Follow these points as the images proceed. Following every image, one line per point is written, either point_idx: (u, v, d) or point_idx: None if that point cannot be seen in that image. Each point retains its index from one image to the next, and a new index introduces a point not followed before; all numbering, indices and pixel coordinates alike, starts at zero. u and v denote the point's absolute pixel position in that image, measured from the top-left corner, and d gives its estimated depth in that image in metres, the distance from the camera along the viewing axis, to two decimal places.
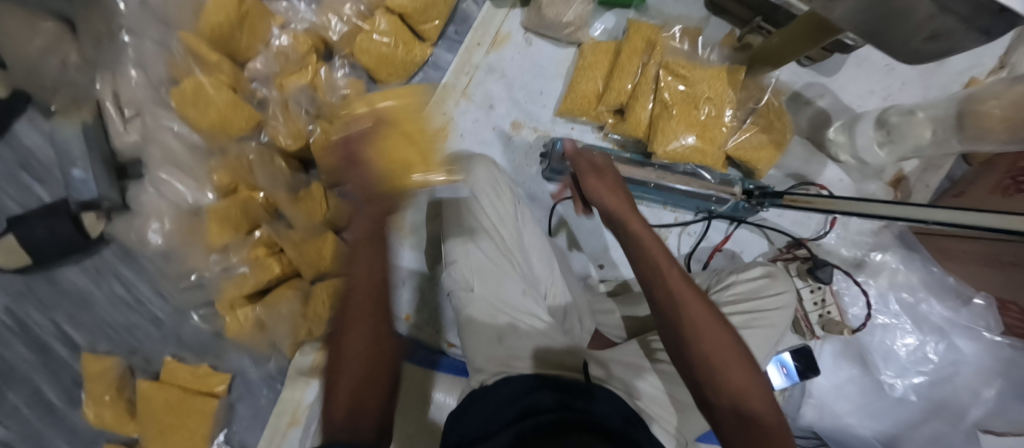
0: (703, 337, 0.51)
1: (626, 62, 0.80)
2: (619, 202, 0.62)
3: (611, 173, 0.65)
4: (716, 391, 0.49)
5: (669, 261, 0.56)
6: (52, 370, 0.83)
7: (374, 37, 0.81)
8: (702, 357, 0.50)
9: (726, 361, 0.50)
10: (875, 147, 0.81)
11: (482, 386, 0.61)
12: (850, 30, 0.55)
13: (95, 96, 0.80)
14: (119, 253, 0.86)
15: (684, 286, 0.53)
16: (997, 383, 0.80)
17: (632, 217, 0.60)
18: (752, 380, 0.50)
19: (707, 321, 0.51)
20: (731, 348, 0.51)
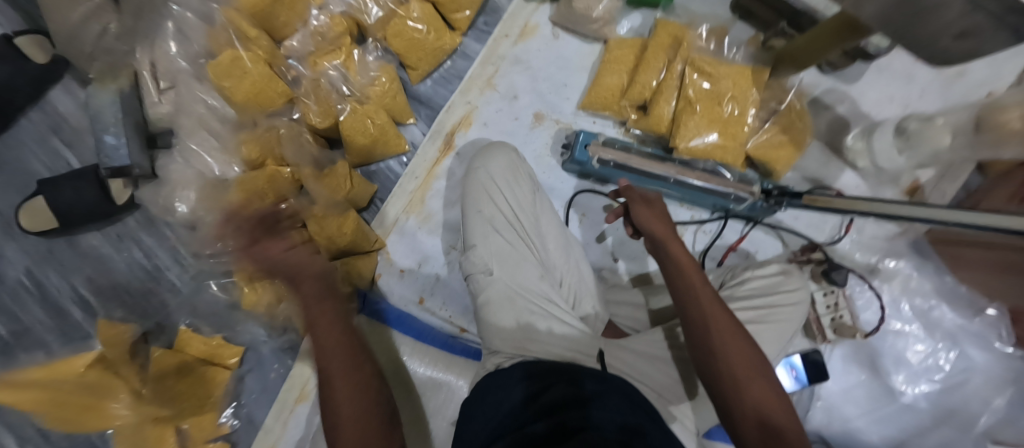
0: (732, 355, 0.54)
1: (652, 58, 0.82)
2: (662, 227, 0.64)
3: (660, 203, 0.67)
4: (741, 405, 0.53)
5: (704, 283, 0.60)
6: (64, 331, 0.84)
7: (408, 22, 0.83)
8: (730, 372, 0.54)
9: (750, 379, 0.54)
10: (894, 153, 0.82)
11: (490, 381, 0.66)
12: (877, 29, 0.57)
13: (132, 65, 0.83)
14: (141, 220, 0.89)
15: (717, 309, 0.57)
16: (1007, 392, 0.81)
17: (675, 244, 0.62)
18: (775, 397, 0.54)
19: (736, 338, 0.55)
20: (755, 366, 0.54)
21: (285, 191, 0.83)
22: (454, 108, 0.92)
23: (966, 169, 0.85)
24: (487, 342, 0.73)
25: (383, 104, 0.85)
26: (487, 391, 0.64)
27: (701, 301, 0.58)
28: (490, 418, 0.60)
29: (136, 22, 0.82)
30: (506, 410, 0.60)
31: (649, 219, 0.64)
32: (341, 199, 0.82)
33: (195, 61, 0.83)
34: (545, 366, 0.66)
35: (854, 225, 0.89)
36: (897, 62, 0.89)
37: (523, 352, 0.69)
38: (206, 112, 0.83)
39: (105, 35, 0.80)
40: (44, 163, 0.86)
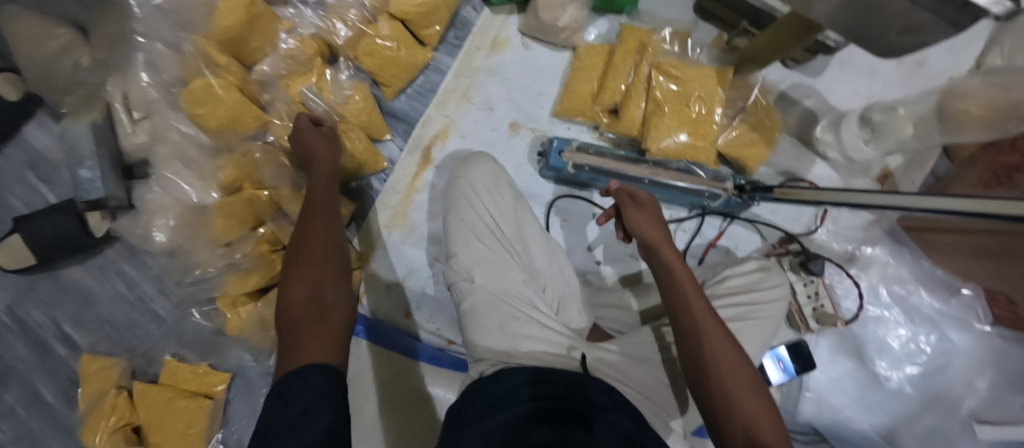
0: (723, 371, 0.52)
1: (620, 63, 0.83)
2: (655, 230, 0.61)
3: (652, 205, 0.63)
4: (731, 423, 0.50)
5: (698, 292, 0.56)
6: (50, 369, 0.84)
7: (377, 41, 0.84)
8: (721, 390, 0.51)
9: (745, 397, 0.51)
10: (862, 144, 0.84)
11: (479, 384, 0.67)
12: (830, 27, 0.59)
13: (104, 98, 0.83)
14: (124, 252, 0.89)
15: (713, 323, 0.54)
16: (988, 374, 0.80)
17: (669, 249, 0.59)
18: (771, 418, 0.50)
19: (729, 354, 0.52)
20: (749, 381, 0.52)
21: (266, 214, 0.85)
22: (431, 121, 0.93)
23: (933, 155, 0.87)
24: (473, 351, 0.73)
25: (359, 122, 0.85)
26: (483, 387, 0.65)
27: (695, 313, 0.55)
28: (485, 405, 0.62)
29: (109, 54, 0.82)
30: (498, 405, 0.61)
31: (641, 220, 0.62)
32: None
33: (168, 90, 0.83)
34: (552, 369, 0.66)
35: (829, 215, 0.91)
36: (860, 56, 0.91)
37: (508, 359, 0.70)
38: (182, 139, 0.83)
39: (78, 69, 0.82)
40: (22, 200, 0.86)
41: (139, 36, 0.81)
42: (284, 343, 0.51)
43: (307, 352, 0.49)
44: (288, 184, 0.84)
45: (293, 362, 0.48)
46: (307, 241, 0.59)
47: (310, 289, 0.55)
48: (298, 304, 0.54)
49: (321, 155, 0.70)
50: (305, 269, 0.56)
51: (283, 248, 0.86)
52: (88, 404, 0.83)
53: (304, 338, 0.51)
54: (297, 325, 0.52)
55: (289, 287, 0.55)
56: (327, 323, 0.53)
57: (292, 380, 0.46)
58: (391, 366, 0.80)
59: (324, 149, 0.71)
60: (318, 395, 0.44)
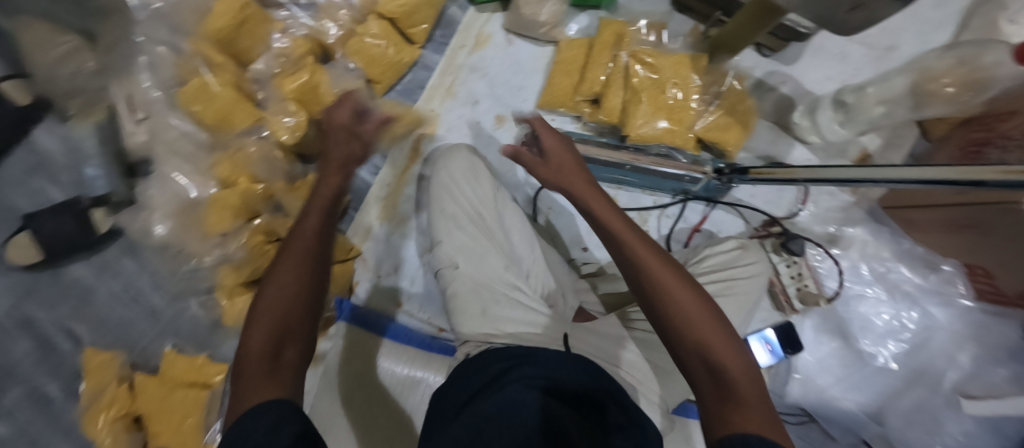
0: (670, 302, 0.49)
1: (599, 55, 0.87)
2: (574, 174, 0.58)
3: (553, 146, 0.60)
4: (685, 350, 0.47)
5: (622, 223, 0.54)
6: (52, 365, 0.84)
7: (366, 39, 0.88)
8: (669, 325, 0.48)
9: (697, 322, 0.48)
10: (836, 126, 0.87)
11: (473, 355, 0.69)
12: (802, 13, 0.61)
13: (106, 100, 0.89)
14: (123, 247, 0.90)
15: (648, 253, 0.51)
16: (970, 347, 0.82)
17: (587, 187, 0.57)
18: (728, 337, 0.47)
19: (667, 281, 0.49)
20: (694, 297, 0.49)
21: (261, 207, 0.88)
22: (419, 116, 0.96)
23: (908, 135, 0.90)
24: (458, 334, 0.75)
25: None
26: (462, 375, 0.67)
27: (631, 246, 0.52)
28: (467, 395, 0.63)
29: (110, 57, 0.89)
30: (484, 390, 0.61)
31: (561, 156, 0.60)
32: None
33: (167, 91, 0.87)
34: (559, 367, 0.63)
35: (810, 198, 0.92)
36: (833, 43, 0.94)
37: (490, 339, 0.71)
38: (178, 137, 0.87)
39: (78, 74, 0.87)
40: (25, 197, 0.85)
41: (138, 34, 0.87)
42: (234, 384, 0.46)
43: (255, 390, 0.44)
44: (280, 176, 0.88)
45: (244, 401, 0.43)
46: (279, 269, 0.50)
47: (269, 333, 0.47)
48: (255, 349, 0.46)
49: (334, 168, 0.60)
50: (276, 286, 0.49)
51: (278, 239, 0.88)
52: (89, 398, 0.84)
53: (254, 384, 0.44)
54: (249, 373, 0.45)
55: (251, 327, 0.48)
56: (281, 375, 0.46)
57: (246, 416, 0.41)
58: (353, 373, 0.79)
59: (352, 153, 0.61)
60: (269, 430, 0.40)
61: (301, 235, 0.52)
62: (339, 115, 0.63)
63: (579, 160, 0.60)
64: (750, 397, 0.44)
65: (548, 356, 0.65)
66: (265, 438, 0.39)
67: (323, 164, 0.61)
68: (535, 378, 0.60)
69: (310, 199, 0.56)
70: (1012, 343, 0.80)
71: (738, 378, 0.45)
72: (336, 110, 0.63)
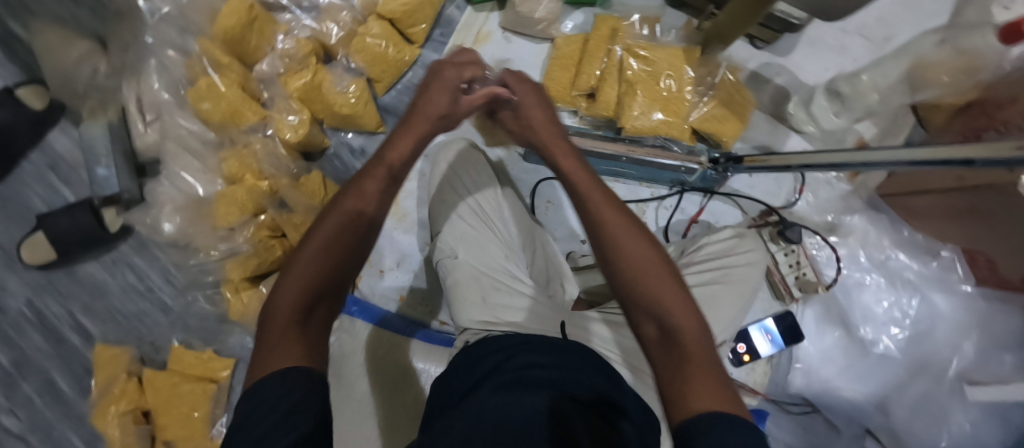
0: (628, 264, 0.48)
1: (595, 49, 0.88)
2: (548, 133, 0.59)
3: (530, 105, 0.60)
4: (637, 311, 0.47)
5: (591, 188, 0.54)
6: (65, 358, 0.90)
7: (368, 39, 0.90)
8: (625, 286, 0.48)
9: (651, 283, 0.47)
10: (832, 115, 0.88)
11: (471, 342, 0.70)
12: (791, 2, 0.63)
13: (120, 101, 0.91)
14: (134, 245, 0.95)
15: (610, 214, 0.51)
16: (974, 335, 0.81)
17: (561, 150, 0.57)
18: (681, 297, 0.46)
19: (627, 242, 0.49)
20: (651, 261, 0.48)
21: (266, 202, 0.89)
22: None
23: (906, 123, 0.89)
24: (458, 322, 0.75)
25: (356, 111, 0.91)
26: (459, 365, 0.68)
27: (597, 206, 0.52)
28: (468, 384, 0.63)
29: (123, 61, 0.90)
30: (486, 377, 0.61)
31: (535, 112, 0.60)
32: (318, 204, 0.90)
33: (175, 91, 0.89)
34: (557, 354, 0.64)
35: (807, 187, 0.93)
36: (827, 35, 0.95)
37: (490, 327, 0.72)
38: (189, 134, 0.89)
39: (97, 76, 0.90)
40: (39, 198, 0.93)
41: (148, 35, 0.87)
42: (257, 339, 0.45)
43: (278, 357, 0.43)
44: (286, 173, 0.90)
45: (262, 367, 0.43)
46: (323, 225, 0.48)
47: (304, 290, 0.46)
48: (286, 306, 0.45)
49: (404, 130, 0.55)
50: (309, 246, 0.47)
51: (281, 234, 0.91)
52: (100, 391, 0.88)
53: (279, 347, 0.43)
54: (275, 332, 0.44)
55: (285, 280, 0.47)
56: (309, 333, 0.45)
57: (269, 384, 0.40)
58: (386, 364, 0.82)
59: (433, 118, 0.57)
60: (295, 405, 0.39)
61: (351, 205, 0.49)
62: (444, 80, 0.58)
63: (556, 120, 0.60)
64: (696, 355, 0.43)
65: (553, 347, 0.65)
66: (291, 411, 0.38)
67: (403, 119, 0.57)
68: (541, 371, 0.59)
69: (372, 161, 0.53)
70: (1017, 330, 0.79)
71: (688, 340, 0.44)
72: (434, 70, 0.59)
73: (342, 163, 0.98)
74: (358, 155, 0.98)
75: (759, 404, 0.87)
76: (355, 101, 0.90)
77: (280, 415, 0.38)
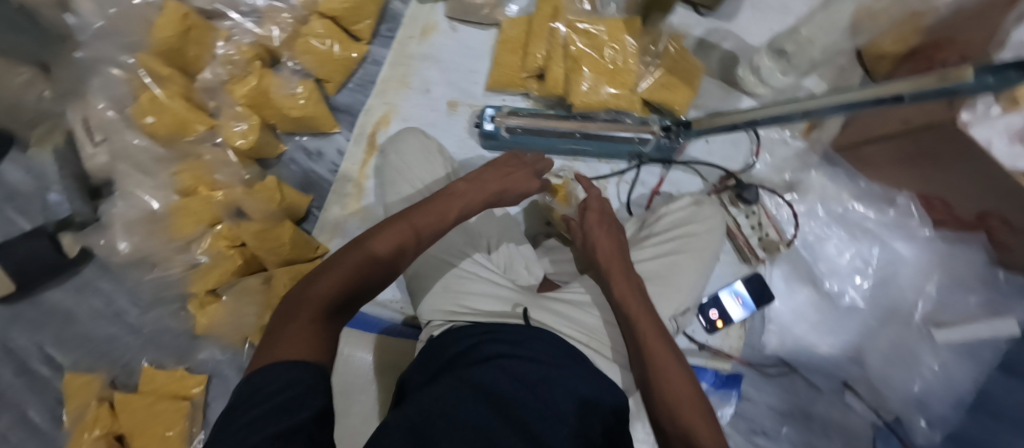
0: (667, 387, 0.53)
1: (539, 29, 0.88)
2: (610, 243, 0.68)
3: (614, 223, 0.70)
4: (671, 420, 0.51)
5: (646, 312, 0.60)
6: (37, 390, 0.88)
7: (312, 41, 0.91)
8: (662, 396, 0.52)
9: (682, 403, 0.52)
10: (779, 73, 0.88)
11: (441, 333, 0.70)
12: None
13: (66, 123, 0.88)
14: (98, 269, 0.94)
15: (658, 343, 0.56)
16: (935, 277, 0.82)
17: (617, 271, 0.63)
18: (708, 423, 0.50)
19: (672, 364, 0.54)
20: (690, 389, 0.53)
21: (223, 213, 0.88)
22: (372, 110, 0.97)
23: (857, 76, 0.90)
24: (419, 313, 0.75)
25: (307, 113, 0.90)
26: (433, 349, 0.67)
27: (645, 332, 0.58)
28: (427, 375, 0.62)
29: (69, 84, 0.87)
30: (444, 371, 0.61)
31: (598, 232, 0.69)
32: (277, 209, 0.87)
33: (122, 109, 0.87)
34: (530, 342, 0.64)
35: (763, 148, 0.93)
36: None
37: (454, 317, 0.71)
38: (139, 151, 0.86)
39: (42, 101, 0.85)
40: None
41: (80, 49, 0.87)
42: (276, 320, 0.46)
43: (283, 346, 0.43)
44: (241, 181, 0.89)
45: (267, 354, 0.43)
46: (364, 250, 0.51)
47: (339, 294, 0.48)
48: (320, 298, 0.47)
49: (449, 196, 0.61)
50: (352, 260, 0.50)
51: (241, 243, 0.88)
52: (73, 418, 0.86)
53: (294, 339, 0.44)
54: (301, 320, 0.45)
55: (324, 276, 0.49)
56: (330, 328, 0.47)
57: (274, 372, 0.41)
58: (391, 353, 0.81)
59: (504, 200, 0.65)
60: (297, 396, 0.39)
61: (382, 248, 0.52)
62: (521, 173, 0.67)
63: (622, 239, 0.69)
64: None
65: (530, 336, 0.65)
66: (295, 400, 0.39)
67: (479, 179, 0.64)
68: (523, 365, 0.59)
69: (425, 216, 0.57)
70: (977, 267, 0.79)
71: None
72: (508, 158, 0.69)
73: (299, 167, 0.96)
74: (315, 157, 0.97)
75: (734, 368, 0.86)
76: (305, 103, 0.89)
77: (283, 402, 0.39)
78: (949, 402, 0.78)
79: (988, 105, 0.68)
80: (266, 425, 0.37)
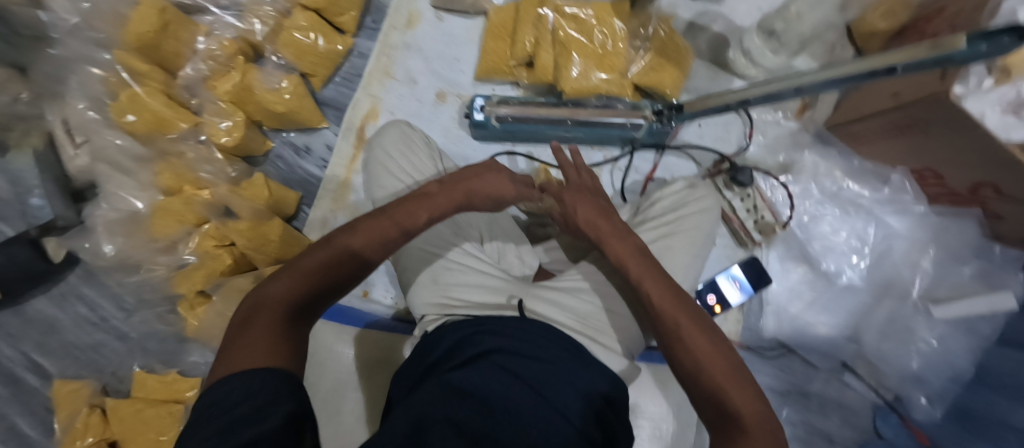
0: (691, 355, 0.50)
1: (525, 15, 0.87)
2: (594, 213, 0.63)
3: (602, 199, 0.66)
4: (701, 393, 0.49)
5: (657, 277, 0.56)
6: (24, 400, 0.86)
7: (296, 34, 0.89)
8: (686, 367, 0.50)
9: (713, 369, 0.49)
10: (769, 52, 0.87)
11: (432, 329, 0.68)
12: None
13: (45, 126, 0.85)
14: (82, 275, 0.91)
15: (669, 302, 0.54)
16: (931, 251, 0.81)
17: (614, 237, 0.61)
18: (743, 385, 0.48)
19: (694, 329, 0.51)
20: (722, 354, 0.50)
21: (208, 211, 0.86)
22: (359, 103, 0.95)
23: (847, 54, 0.91)
24: (412, 307, 0.73)
25: (292, 108, 0.88)
26: (422, 347, 0.66)
27: (655, 291, 0.55)
28: (409, 383, 0.60)
29: (45, 87, 0.85)
30: (426, 376, 0.59)
31: (581, 203, 0.65)
32: (263, 206, 0.85)
33: (101, 109, 0.85)
34: (523, 336, 0.62)
35: (756, 129, 0.93)
36: None
37: (446, 311, 0.70)
38: (117, 151, 0.84)
39: (17, 104, 0.82)
40: None
41: (54, 47, 0.84)
42: (236, 327, 0.46)
43: (246, 354, 0.43)
44: (225, 178, 0.87)
45: (230, 361, 0.43)
46: (324, 250, 0.51)
47: (298, 293, 0.48)
48: (279, 302, 0.47)
49: (421, 197, 0.59)
50: (310, 262, 0.50)
51: (229, 242, 0.86)
52: (61, 428, 0.83)
53: (252, 345, 0.44)
54: (258, 324, 0.45)
55: (280, 277, 0.49)
56: (293, 332, 0.47)
57: (235, 382, 0.41)
58: (379, 348, 0.80)
59: (478, 187, 0.62)
60: (265, 403, 0.39)
61: (347, 242, 0.52)
62: (489, 174, 0.63)
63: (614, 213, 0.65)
64: (752, 428, 0.44)
65: (519, 327, 0.64)
66: (260, 408, 0.39)
67: (445, 180, 0.62)
68: (516, 360, 0.58)
69: (387, 210, 0.56)
70: (972, 238, 0.79)
71: (749, 424, 0.45)
72: (489, 163, 0.66)
73: (286, 164, 0.95)
74: (302, 152, 0.96)
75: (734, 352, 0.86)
76: (291, 99, 0.87)
77: (246, 411, 0.38)
78: (946, 377, 0.77)
79: (980, 77, 0.65)
80: (233, 434, 0.37)
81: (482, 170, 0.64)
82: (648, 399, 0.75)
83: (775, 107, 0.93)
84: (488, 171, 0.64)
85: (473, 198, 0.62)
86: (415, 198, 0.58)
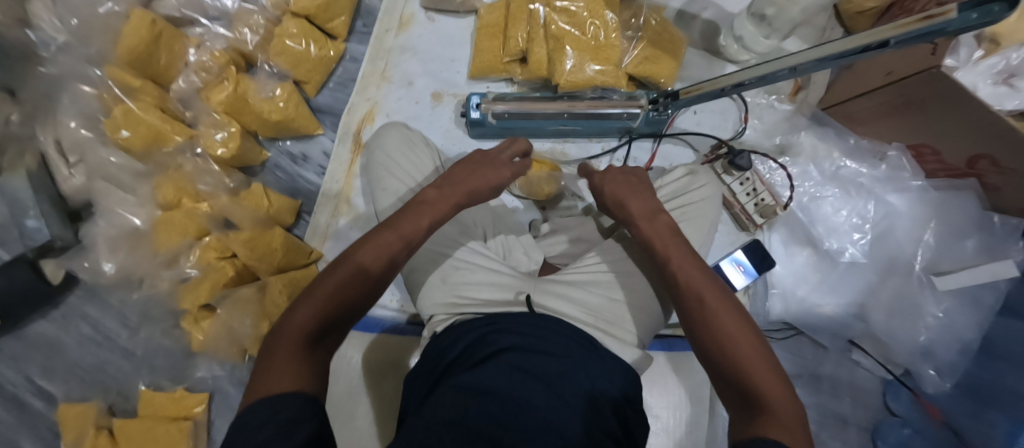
0: (716, 338, 0.50)
1: (518, 12, 0.88)
2: (634, 202, 0.64)
3: (644, 184, 0.67)
4: (728, 374, 0.48)
5: (693, 260, 0.56)
6: (31, 424, 0.84)
7: (287, 41, 0.87)
8: (715, 347, 0.50)
9: (743, 352, 0.48)
10: (761, 37, 0.87)
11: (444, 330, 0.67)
12: None
13: (38, 146, 0.83)
14: (84, 294, 0.90)
15: (705, 284, 0.54)
16: (932, 226, 0.82)
17: (646, 218, 0.61)
18: (768, 368, 0.47)
19: (727, 313, 0.51)
20: (752, 339, 0.49)
21: (210, 224, 0.85)
22: (355, 107, 0.95)
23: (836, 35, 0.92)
24: (420, 308, 0.73)
25: (287, 116, 0.87)
26: (438, 344, 0.66)
27: (685, 269, 0.55)
28: (427, 386, 0.60)
29: (37, 108, 0.84)
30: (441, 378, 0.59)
31: (620, 186, 0.66)
32: (264, 216, 0.85)
33: (95, 126, 0.84)
34: (538, 332, 0.62)
35: (751, 114, 0.93)
36: None
37: (455, 310, 0.69)
38: (115, 169, 0.84)
39: (8, 125, 0.82)
40: None
41: (45, 66, 0.84)
42: (261, 357, 0.46)
43: (271, 380, 0.43)
44: (224, 189, 0.87)
45: (259, 387, 0.43)
46: (338, 271, 0.51)
47: (319, 319, 0.48)
48: (298, 329, 0.47)
49: (423, 205, 0.58)
50: (325, 286, 0.49)
51: (231, 254, 0.85)
52: None
53: (275, 372, 0.43)
54: (279, 354, 0.45)
55: (300, 304, 0.48)
56: (314, 355, 0.46)
57: (258, 409, 0.40)
58: (388, 354, 0.79)
59: (477, 188, 0.62)
60: (284, 425, 0.39)
61: (358, 260, 0.51)
62: (488, 168, 0.63)
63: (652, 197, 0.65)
64: (795, 429, 0.43)
65: (531, 323, 0.64)
66: (281, 430, 0.38)
67: (440, 182, 0.62)
68: (538, 358, 0.58)
69: (389, 218, 0.56)
70: (972, 215, 0.80)
71: (774, 405, 0.44)
72: (474, 155, 0.66)
73: (285, 173, 0.95)
74: (300, 161, 0.95)
75: None
76: (284, 106, 0.86)
77: (270, 435, 0.38)
78: (955, 349, 0.78)
79: (971, 48, 0.68)
80: None
81: (482, 170, 0.63)
82: (662, 387, 0.76)
83: (770, 89, 0.93)
84: (486, 171, 0.63)
85: (475, 199, 0.62)
86: (418, 203, 0.58)
